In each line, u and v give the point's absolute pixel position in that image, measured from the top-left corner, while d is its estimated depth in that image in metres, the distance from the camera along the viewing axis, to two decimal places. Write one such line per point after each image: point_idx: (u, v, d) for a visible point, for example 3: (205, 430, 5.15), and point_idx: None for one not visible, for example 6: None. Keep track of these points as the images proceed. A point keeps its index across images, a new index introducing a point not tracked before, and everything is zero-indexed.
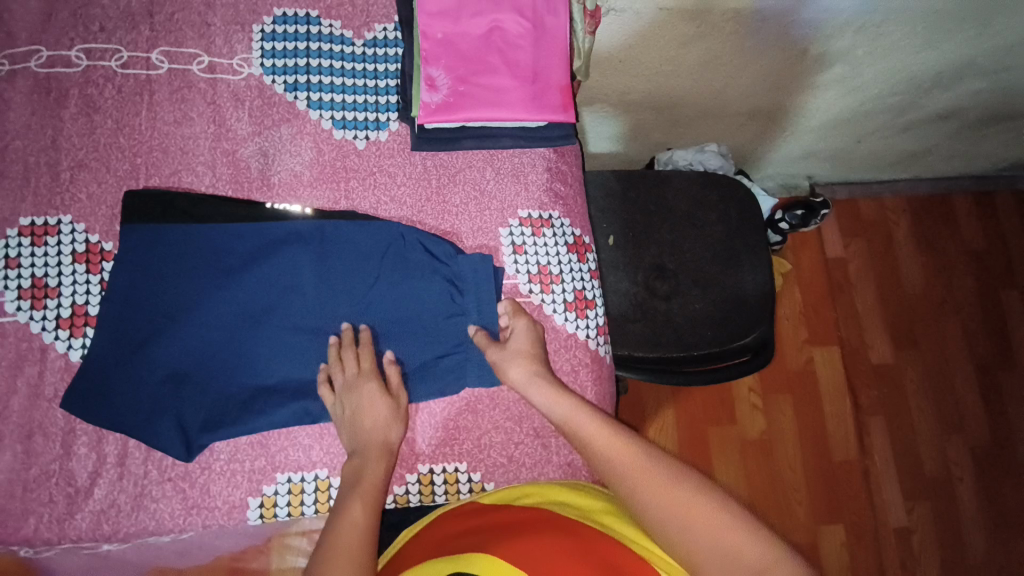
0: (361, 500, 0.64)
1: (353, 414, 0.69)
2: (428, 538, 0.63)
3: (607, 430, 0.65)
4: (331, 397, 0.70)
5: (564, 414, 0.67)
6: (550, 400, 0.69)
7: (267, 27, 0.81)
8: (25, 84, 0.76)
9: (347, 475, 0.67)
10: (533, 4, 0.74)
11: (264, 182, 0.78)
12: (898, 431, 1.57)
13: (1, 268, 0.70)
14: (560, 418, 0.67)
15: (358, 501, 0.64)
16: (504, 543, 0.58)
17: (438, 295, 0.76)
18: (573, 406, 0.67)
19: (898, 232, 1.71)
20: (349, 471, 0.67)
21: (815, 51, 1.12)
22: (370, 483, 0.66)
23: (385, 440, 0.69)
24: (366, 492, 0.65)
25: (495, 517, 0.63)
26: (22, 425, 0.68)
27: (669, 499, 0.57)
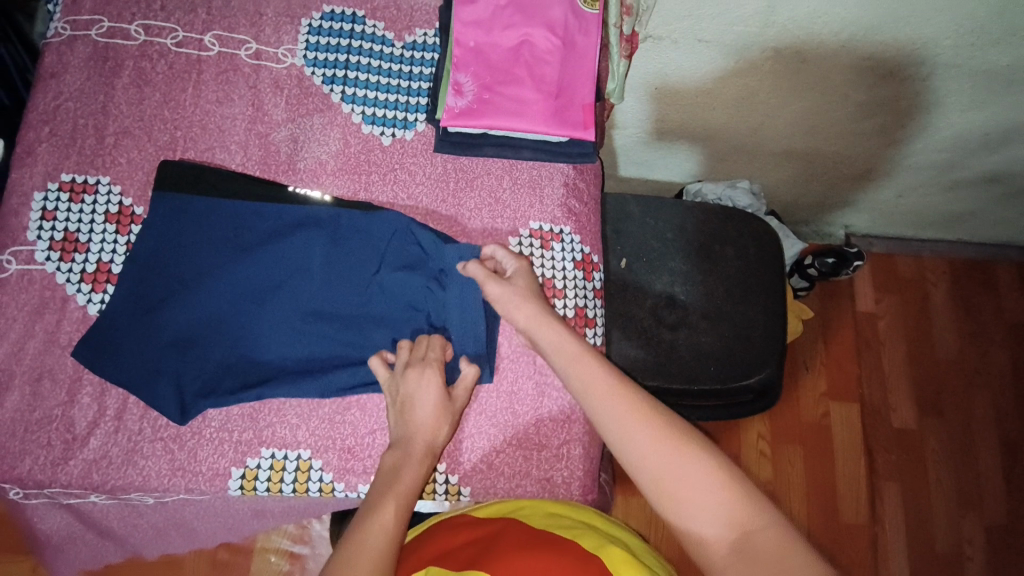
0: (394, 496, 0.61)
1: (410, 400, 0.68)
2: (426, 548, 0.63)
3: (606, 373, 0.61)
4: (388, 379, 0.71)
5: (567, 357, 0.64)
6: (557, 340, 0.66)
7: (314, 21, 0.85)
8: (85, 52, 0.81)
9: (385, 468, 0.65)
10: (565, 22, 0.75)
11: (290, 167, 0.81)
12: (912, 501, 1.50)
13: (38, 219, 0.75)
14: (562, 363, 0.64)
15: (393, 501, 0.61)
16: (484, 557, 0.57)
17: (439, 293, 0.77)
18: (578, 346, 0.65)
19: (933, 293, 1.65)
20: (389, 463, 0.66)
21: (857, 98, 1.10)
22: (407, 482, 0.63)
23: (430, 440, 0.67)
24: (401, 487, 0.62)
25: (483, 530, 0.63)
26: (34, 367, 0.72)
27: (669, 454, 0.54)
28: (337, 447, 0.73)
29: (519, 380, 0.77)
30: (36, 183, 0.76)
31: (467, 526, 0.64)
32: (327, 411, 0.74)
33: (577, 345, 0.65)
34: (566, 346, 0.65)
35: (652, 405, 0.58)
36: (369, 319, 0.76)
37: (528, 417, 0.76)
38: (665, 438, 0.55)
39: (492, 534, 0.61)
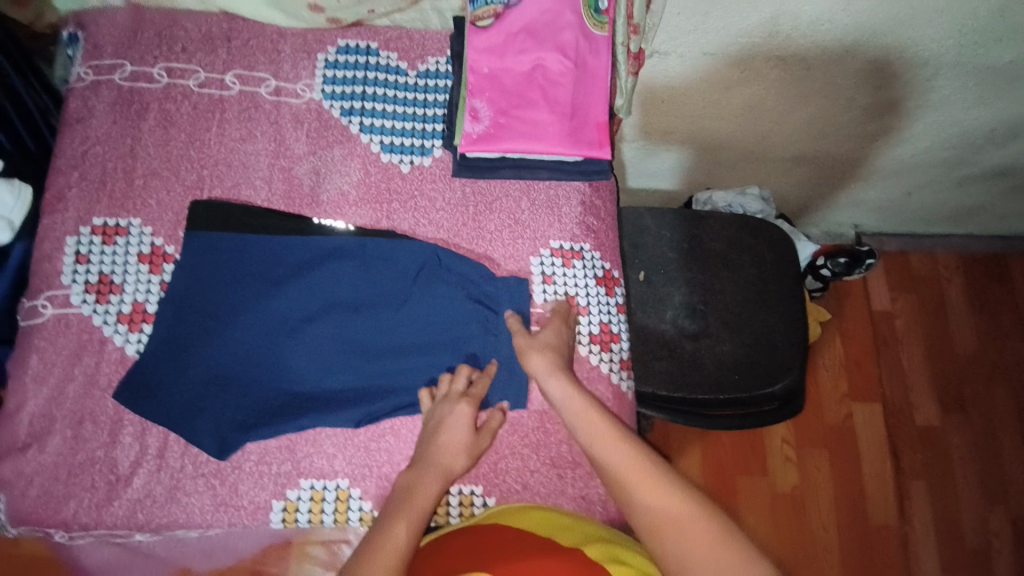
0: (407, 519, 0.63)
1: (437, 427, 0.70)
2: (433, 558, 0.63)
3: (609, 432, 0.66)
4: (429, 401, 0.73)
5: (574, 411, 0.69)
6: (566, 394, 0.70)
7: (329, 56, 0.88)
8: (110, 96, 0.84)
9: (400, 486, 0.68)
10: (575, 44, 0.76)
11: (313, 199, 0.83)
12: (940, 497, 1.48)
13: (72, 263, 0.77)
14: (570, 414, 0.69)
15: (403, 521, 0.63)
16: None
17: (466, 317, 0.78)
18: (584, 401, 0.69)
19: (948, 288, 1.64)
20: (404, 482, 0.68)
21: (864, 100, 1.11)
22: (418, 500, 0.65)
23: (448, 469, 0.69)
24: (416, 507, 0.65)
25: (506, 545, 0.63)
26: (75, 411, 0.74)
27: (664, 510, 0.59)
28: (374, 474, 0.74)
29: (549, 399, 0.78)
30: (68, 229, 0.79)
31: (475, 537, 0.65)
32: (362, 440, 0.74)
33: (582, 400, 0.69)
34: (574, 401, 0.69)
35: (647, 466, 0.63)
36: (398, 345, 0.77)
37: (560, 435, 0.77)
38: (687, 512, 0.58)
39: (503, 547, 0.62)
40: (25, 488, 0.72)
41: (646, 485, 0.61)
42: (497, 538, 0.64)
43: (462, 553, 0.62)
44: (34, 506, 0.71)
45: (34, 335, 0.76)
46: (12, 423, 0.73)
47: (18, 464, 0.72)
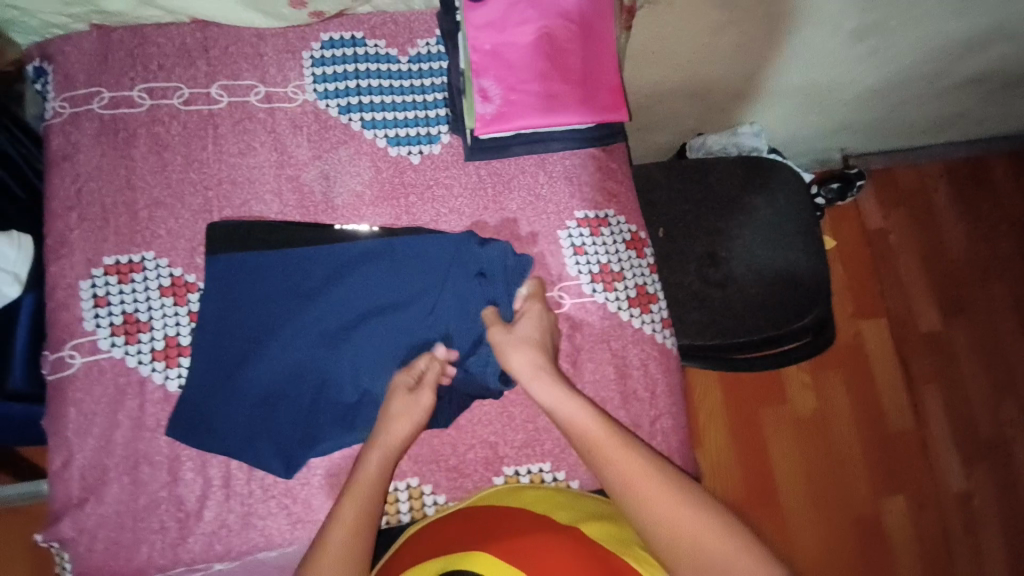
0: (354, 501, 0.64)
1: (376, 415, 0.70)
2: (412, 551, 0.62)
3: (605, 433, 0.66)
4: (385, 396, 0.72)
5: (567, 410, 0.68)
6: (557, 395, 0.69)
7: (315, 53, 0.83)
8: (91, 127, 0.78)
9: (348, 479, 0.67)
10: (579, 8, 0.75)
11: (328, 205, 0.80)
12: (953, 397, 1.54)
13: (92, 307, 0.73)
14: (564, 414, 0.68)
15: (351, 504, 0.64)
16: (501, 543, 0.59)
17: (461, 294, 0.78)
18: (576, 401, 0.69)
19: (937, 198, 1.67)
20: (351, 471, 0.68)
21: (851, 26, 1.10)
22: (360, 488, 0.65)
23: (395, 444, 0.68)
24: (362, 495, 0.65)
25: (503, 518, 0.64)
26: (128, 456, 0.71)
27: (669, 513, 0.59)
28: (442, 467, 0.76)
29: (599, 367, 0.79)
30: (79, 273, 0.74)
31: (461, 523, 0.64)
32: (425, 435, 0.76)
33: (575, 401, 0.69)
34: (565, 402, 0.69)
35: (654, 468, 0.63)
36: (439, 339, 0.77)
37: (615, 401, 0.79)
38: (676, 504, 0.60)
39: (490, 526, 0.62)
40: (91, 543, 0.70)
41: (638, 480, 0.62)
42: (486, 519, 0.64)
43: (451, 534, 0.63)
44: (105, 558, 0.70)
45: (67, 388, 0.72)
46: (63, 480, 0.71)
47: (78, 520, 0.70)
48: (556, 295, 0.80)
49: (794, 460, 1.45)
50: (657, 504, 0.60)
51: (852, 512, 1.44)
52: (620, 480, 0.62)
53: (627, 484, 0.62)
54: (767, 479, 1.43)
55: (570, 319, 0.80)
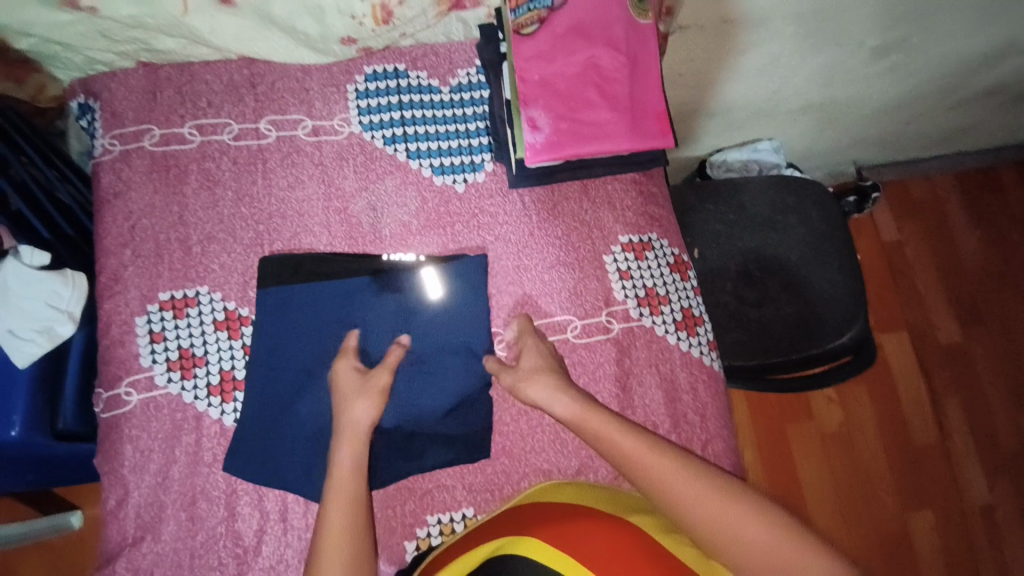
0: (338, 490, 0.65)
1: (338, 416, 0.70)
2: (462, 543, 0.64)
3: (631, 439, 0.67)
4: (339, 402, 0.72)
5: (591, 423, 0.69)
6: (574, 408, 0.70)
7: (359, 85, 0.85)
8: (143, 164, 0.79)
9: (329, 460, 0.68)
10: (625, 37, 0.76)
11: (376, 236, 0.81)
12: (973, 409, 1.53)
13: (147, 343, 0.74)
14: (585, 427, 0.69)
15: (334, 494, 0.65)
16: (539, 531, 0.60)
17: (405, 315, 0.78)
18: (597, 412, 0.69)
19: (949, 209, 1.67)
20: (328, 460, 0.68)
21: (872, 44, 1.12)
22: (345, 472, 0.66)
23: (363, 423, 0.69)
24: (345, 477, 0.66)
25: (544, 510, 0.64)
26: (185, 492, 0.71)
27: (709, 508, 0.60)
28: (497, 496, 0.76)
29: (649, 392, 0.80)
30: (135, 309, 0.75)
31: (510, 513, 0.66)
32: (479, 465, 0.76)
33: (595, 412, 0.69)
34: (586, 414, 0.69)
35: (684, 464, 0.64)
36: (478, 364, 0.78)
37: (667, 426, 0.79)
38: (710, 493, 0.61)
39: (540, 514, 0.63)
40: None
41: (671, 479, 0.63)
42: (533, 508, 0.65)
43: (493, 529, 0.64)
44: None
45: (123, 425, 0.72)
46: (118, 518, 0.71)
47: (133, 559, 0.70)
48: (604, 320, 0.81)
49: (820, 476, 1.44)
50: (685, 494, 0.61)
51: (880, 527, 1.42)
52: (645, 475, 0.64)
53: (663, 484, 0.63)
54: (795, 496, 1.42)
55: (618, 344, 0.80)
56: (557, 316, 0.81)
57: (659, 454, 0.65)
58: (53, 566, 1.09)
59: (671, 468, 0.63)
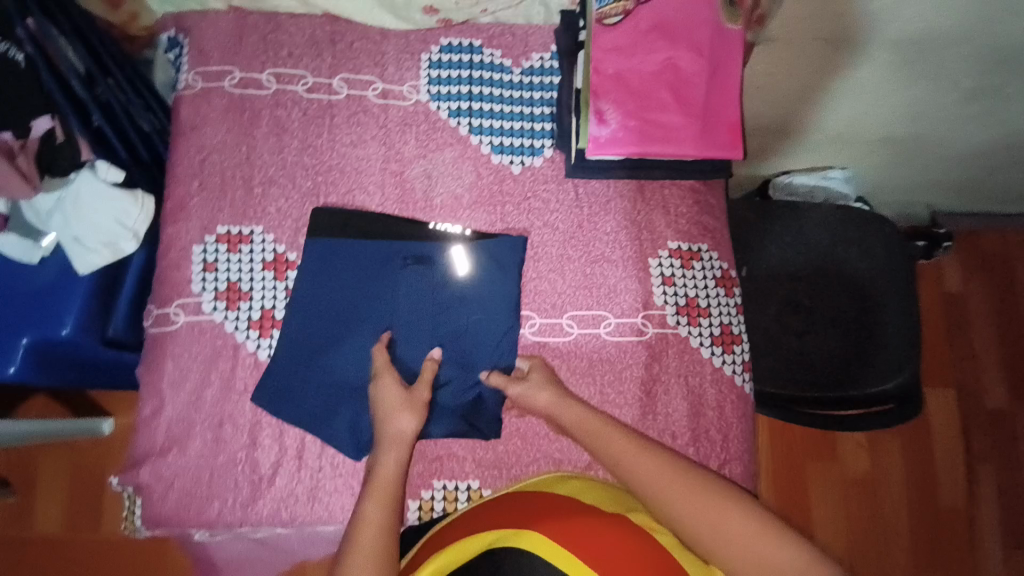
0: (377, 495, 0.66)
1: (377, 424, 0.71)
2: (464, 524, 0.64)
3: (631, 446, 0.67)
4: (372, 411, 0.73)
5: (589, 435, 0.70)
6: (577, 417, 0.71)
7: (433, 56, 0.86)
8: (221, 103, 0.82)
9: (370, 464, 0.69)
10: (711, 42, 0.74)
11: (427, 203, 0.82)
12: (1012, 481, 1.44)
13: (200, 271, 0.78)
14: (587, 437, 0.70)
15: (373, 500, 0.65)
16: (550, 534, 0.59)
17: (434, 286, 0.79)
18: (597, 424, 0.70)
19: (1023, 270, 1.56)
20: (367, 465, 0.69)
21: (970, 84, 1.05)
22: (383, 476, 0.67)
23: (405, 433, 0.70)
24: (384, 485, 0.66)
25: (555, 507, 0.64)
26: (214, 414, 0.75)
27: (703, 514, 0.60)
28: (504, 474, 0.77)
29: (673, 402, 0.79)
30: (194, 237, 0.78)
31: (520, 504, 0.65)
32: (490, 442, 0.77)
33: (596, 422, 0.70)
34: (588, 425, 0.70)
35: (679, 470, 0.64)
36: (504, 334, 0.78)
37: (684, 438, 0.78)
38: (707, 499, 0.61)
39: (541, 506, 0.64)
40: (166, 491, 0.74)
41: (669, 482, 0.63)
42: (535, 500, 0.66)
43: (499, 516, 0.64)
44: (176, 508, 0.74)
45: (168, 343, 0.76)
46: (150, 428, 0.75)
47: (158, 468, 0.74)
48: (639, 322, 0.80)
49: (833, 520, 1.39)
50: (695, 514, 0.60)
51: None
52: (658, 492, 0.63)
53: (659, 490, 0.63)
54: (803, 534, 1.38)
55: (649, 348, 0.80)
56: (591, 310, 0.80)
57: (671, 470, 0.64)
58: (83, 464, 1.17)
59: (683, 483, 0.62)
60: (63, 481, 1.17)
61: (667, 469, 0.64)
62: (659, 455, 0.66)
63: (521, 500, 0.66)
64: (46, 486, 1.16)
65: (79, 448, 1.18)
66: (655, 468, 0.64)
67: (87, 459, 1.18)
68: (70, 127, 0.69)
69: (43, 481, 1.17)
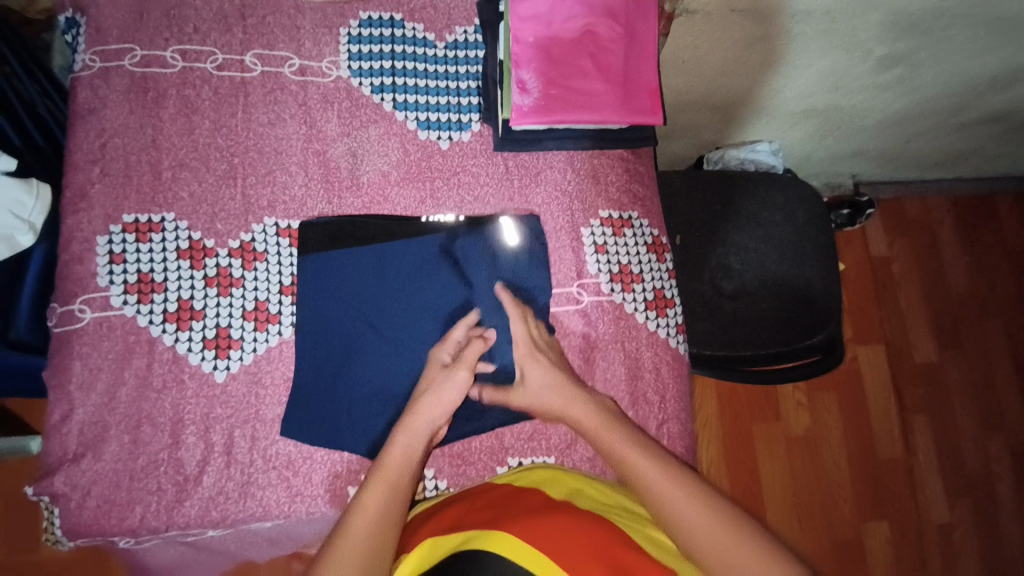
0: (383, 483, 0.63)
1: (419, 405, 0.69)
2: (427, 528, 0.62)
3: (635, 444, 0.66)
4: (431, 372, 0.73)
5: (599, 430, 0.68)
6: (588, 408, 0.70)
7: (352, 30, 0.83)
8: (121, 84, 0.77)
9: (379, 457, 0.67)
10: (625, 9, 0.75)
11: (353, 182, 0.80)
12: (941, 429, 1.54)
13: (108, 263, 0.73)
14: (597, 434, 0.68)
15: (376, 487, 0.63)
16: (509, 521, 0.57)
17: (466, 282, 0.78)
18: (606, 420, 0.69)
19: (942, 233, 1.65)
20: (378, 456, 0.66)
21: (880, 52, 1.09)
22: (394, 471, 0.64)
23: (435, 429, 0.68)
24: (391, 475, 0.64)
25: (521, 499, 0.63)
26: (130, 415, 0.71)
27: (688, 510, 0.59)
28: (445, 454, 0.76)
29: (610, 367, 0.79)
30: (98, 228, 0.73)
31: (488, 500, 0.64)
32: None
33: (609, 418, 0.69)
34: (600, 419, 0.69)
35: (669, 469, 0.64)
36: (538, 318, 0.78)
37: (624, 402, 0.79)
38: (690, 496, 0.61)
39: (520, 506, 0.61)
40: (83, 500, 0.69)
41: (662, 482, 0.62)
42: (506, 499, 0.63)
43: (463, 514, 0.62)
44: (94, 518, 0.69)
45: (74, 341, 0.71)
46: (59, 434, 0.69)
47: (71, 476, 0.69)
48: (574, 292, 0.80)
49: (781, 476, 1.45)
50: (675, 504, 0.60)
51: (834, 535, 1.43)
52: (649, 486, 0.62)
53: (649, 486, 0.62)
54: (752, 490, 1.43)
55: (585, 317, 0.80)
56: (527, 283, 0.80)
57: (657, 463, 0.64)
58: (9, 486, 1.08)
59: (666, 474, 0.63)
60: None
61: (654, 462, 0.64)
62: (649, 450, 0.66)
63: (495, 499, 0.63)
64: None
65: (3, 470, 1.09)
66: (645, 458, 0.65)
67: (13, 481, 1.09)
68: (12, 143, 0.77)
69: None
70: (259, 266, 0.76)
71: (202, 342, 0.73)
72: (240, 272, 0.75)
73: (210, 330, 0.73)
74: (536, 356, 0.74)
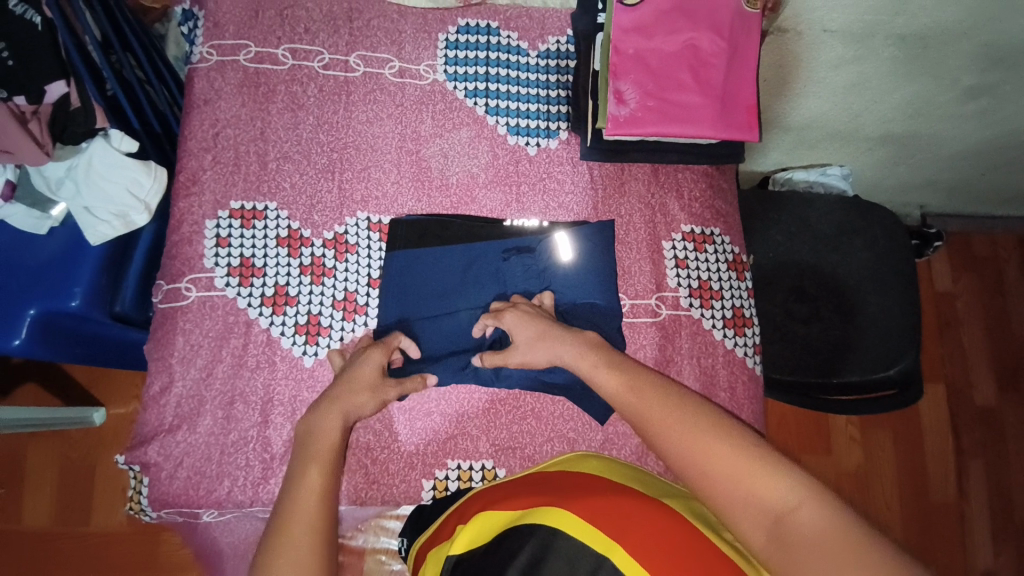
0: (317, 461, 0.60)
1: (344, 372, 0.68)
2: (477, 504, 0.62)
3: (639, 390, 0.60)
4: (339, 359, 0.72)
5: (590, 370, 0.64)
6: (575, 360, 0.65)
7: (450, 36, 0.86)
8: (235, 77, 0.81)
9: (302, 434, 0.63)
10: (730, 23, 0.75)
11: (443, 182, 0.82)
12: (998, 475, 1.47)
13: (213, 247, 0.76)
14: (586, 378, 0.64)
15: (315, 467, 0.59)
16: (572, 500, 0.54)
17: (532, 275, 0.78)
18: (591, 361, 0.64)
19: (1010, 271, 1.58)
20: (305, 429, 0.64)
21: (966, 84, 1.04)
22: (321, 449, 0.61)
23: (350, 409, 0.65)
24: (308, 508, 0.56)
25: (574, 480, 0.60)
26: (225, 391, 0.74)
27: (704, 450, 0.52)
28: (518, 455, 0.77)
29: (685, 382, 0.79)
30: (206, 212, 0.77)
31: (544, 479, 0.62)
32: (504, 421, 0.77)
33: (600, 363, 0.63)
34: (586, 360, 0.64)
35: (671, 406, 0.57)
36: (612, 321, 0.78)
37: None
38: (704, 433, 0.53)
39: (577, 487, 0.58)
40: (174, 470, 0.72)
41: (670, 426, 0.55)
42: (563, 480, 0.61)
43: (514, 493, 0.60)
44: (185, 487, 0.72)
45: (179, 317, 0.75)
46: (159, 404, 0.73)
47: (166, 446, 0.73)
48: (653, 304, 0.81)
49: None
50: (688, 444, 0.53)
51: None
52: (658, 429, 0.56)
53: (654, 426, 0.56)
54: None
55: (663, 329, 0.80)
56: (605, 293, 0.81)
57: (671, 405, 0.57)
58: (65, 455, 1.11)
59: (673, 406, 0.57)
60: (52, 475, 1.10)
61: (663, 403, 0.57)
62: (659, 391, 0.59)
63: (550, 479, 0.62)
64: (33, 480, 1.10)
65: (68, 441, 1.12)
66: (664, 407, 0.57)
67: (76, 453, 1.11)
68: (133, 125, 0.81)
69: (30, 473, 1.10)
70: (351, 258, 0.79)
71: (294, 327, 0.76)
72: (332, 262, 0.78)
73: (302, 316, 0.76)
74: (527, 320, 0.69)
